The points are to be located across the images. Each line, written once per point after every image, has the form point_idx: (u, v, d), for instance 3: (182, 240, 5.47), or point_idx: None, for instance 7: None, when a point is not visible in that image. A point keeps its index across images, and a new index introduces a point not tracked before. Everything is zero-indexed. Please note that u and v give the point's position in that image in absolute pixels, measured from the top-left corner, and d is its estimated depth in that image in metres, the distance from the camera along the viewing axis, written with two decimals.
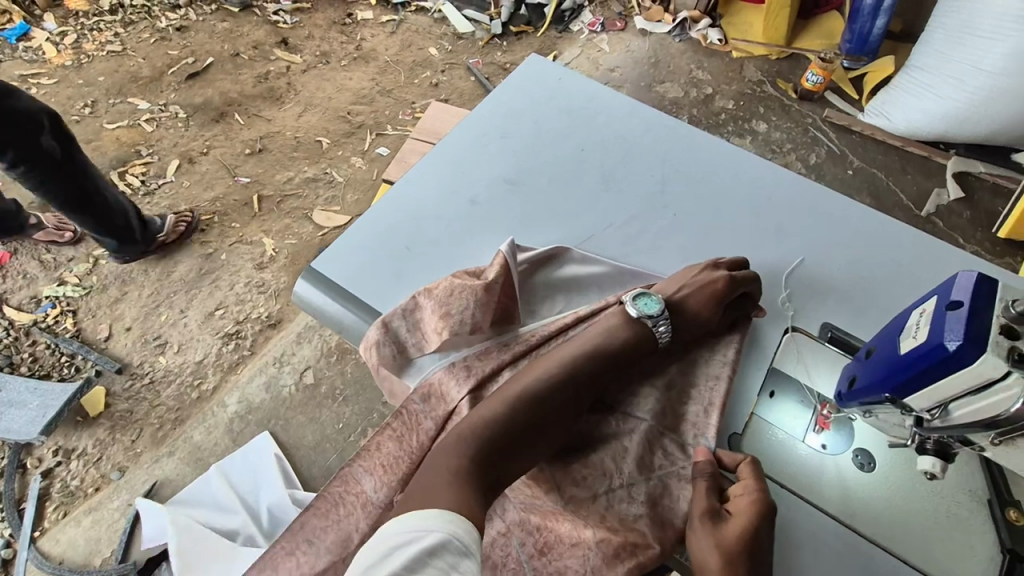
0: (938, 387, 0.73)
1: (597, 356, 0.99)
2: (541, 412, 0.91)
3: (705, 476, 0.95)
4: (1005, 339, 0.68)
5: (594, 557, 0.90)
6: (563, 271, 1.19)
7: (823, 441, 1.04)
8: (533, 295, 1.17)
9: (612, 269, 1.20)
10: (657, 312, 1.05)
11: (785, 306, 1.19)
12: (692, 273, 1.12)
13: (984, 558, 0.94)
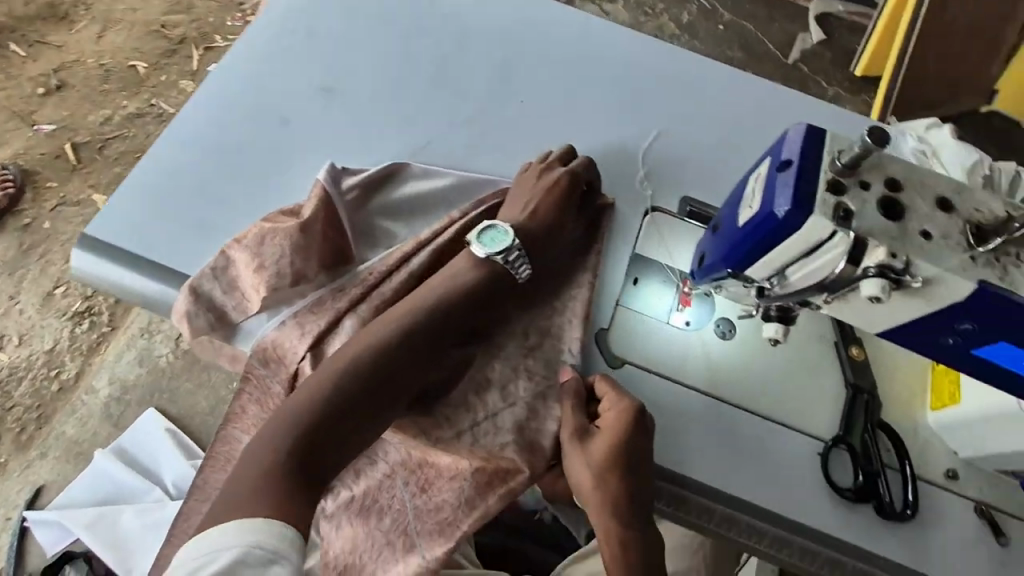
0: (774, 255, 0.69)
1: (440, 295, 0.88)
2: (375, 382, 0.82)
3: (572, 396, 0.92)
4: (831, 196, 0.63)
5: (469, 487, 0.90)
6: (404, 190, 1.03)
7: (687, 318, 1.04)
8: (370, 227, 1.01)
9: (461, 178, 1.05)
10: (502, 251, 0.92)
11: (645, 186, 1.13)
12: (531, 179, 1.02)
13: (832, 395, 1.01)
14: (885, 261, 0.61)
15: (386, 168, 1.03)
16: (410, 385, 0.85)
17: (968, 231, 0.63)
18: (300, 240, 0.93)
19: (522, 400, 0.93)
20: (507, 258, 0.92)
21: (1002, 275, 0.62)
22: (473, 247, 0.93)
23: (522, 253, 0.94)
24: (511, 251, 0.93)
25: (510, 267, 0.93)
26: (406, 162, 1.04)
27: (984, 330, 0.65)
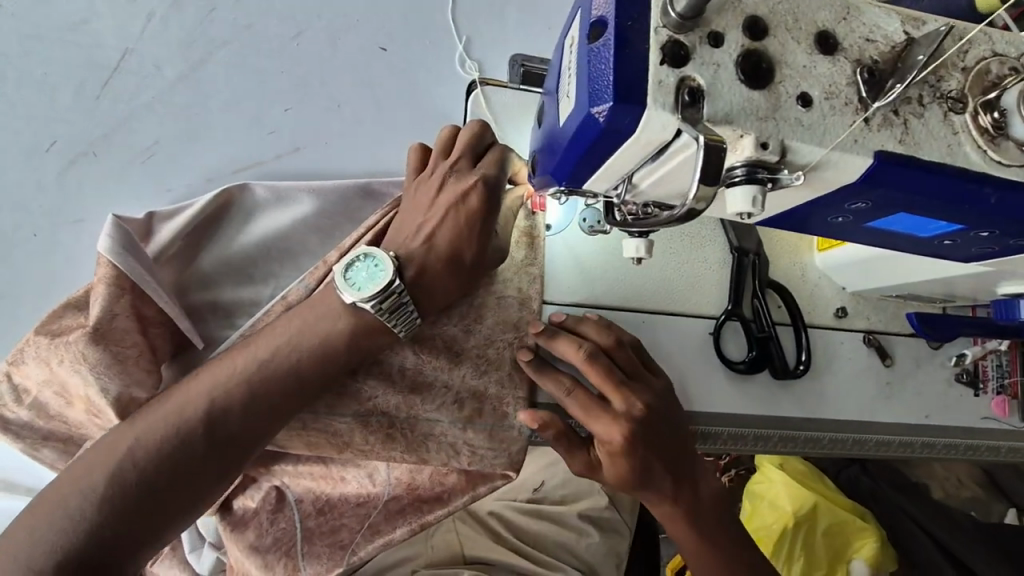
0: (612, 165, 0.48)
1: (297, 361, 0.66)
2: (184, 464, 0.62)
3: (627, 452, 0.71)
4: (671, 72, 0.41)
5: (379, 512, 0.81)
6: (252, 231, 0.77)
7: (546, 223, 0.84)
8: (211, 280, 0.77)
9: (332, 199, 0.79)
10: (373, 299, 0.64)
11: (460, 55, 0.86)
12: (435, 189, 0.68)
13: (716, 264, 0.90)
14: (757, 157, 0.42)
15: (214, 201, 0.74)
16: (258, 438, 0.66)
17: (860, 80, 0.44)
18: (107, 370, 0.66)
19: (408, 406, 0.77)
20: (382, 310, 0.65)
21: (903, 135, 0.45)
22: (337, 288, 0.65)
23: (407, 304, 0.66)
24: (390, 301, 0.65)
25: (392, 325, 0.67)
26: (247, 185, 0.76)
27: (878, 205, 0.50)
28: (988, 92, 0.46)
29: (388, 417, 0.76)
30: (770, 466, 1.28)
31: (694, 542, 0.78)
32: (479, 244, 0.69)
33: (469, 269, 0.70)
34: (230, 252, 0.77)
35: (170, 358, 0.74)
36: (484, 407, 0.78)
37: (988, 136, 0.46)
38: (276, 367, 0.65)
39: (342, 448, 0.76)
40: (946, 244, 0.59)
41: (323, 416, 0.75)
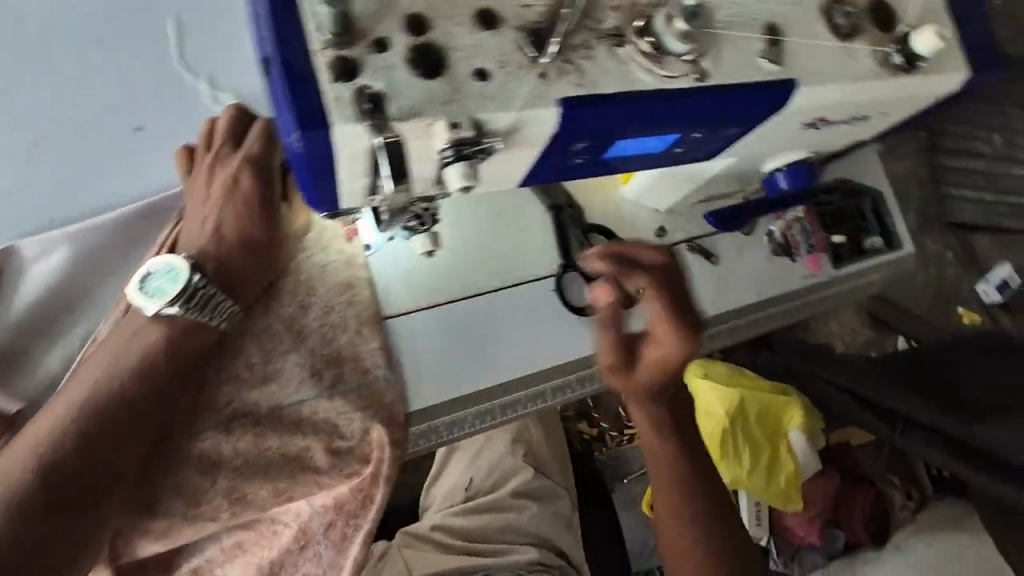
0: (350, 185, 0.49)
1: (120, 386, 0.69)
2: (38, 518, 0.65)
3: (619, 340, 0.73)
4: (346, 87, 0.43)
5: (327, 550, 0.84)
6: (28, 287, 0.75)
7: (365, 246, 0.85)
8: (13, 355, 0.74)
9: (108, 227, 0.77)
10: (177, 300, 0.68)
11: (206, 89, 0.80)
12: (206, 184, 0.73)
13: (538, 226, 0.96)
14: (455, 137, 0.46)
15: None
16: (108, 471, 0.68)
17: (525, 43, 0.49)
18: None
19: (279, 421, 0.78)
20: (190, 308, 0.69)
21: (579, 79, 0.50)
22: (138, 303, 0.69)
23: (215, 295, 0.71)
24: (195, 299, 0.69)
25: (206, 319, 0.71)
26: (11, 246, 0.73)
27: (595, 140, 0.55)
28: (638, 21, 0.52)
29: (252, 416, 0.77)
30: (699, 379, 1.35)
31: (681, 479, 0.82)
32: (268, 220, 0.74)
33: (268, 250, 0.75)
34: (20, 318, 0.74)
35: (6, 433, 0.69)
36: (344, 369, 0.81)
37: (653, 57, 0.52)
38: (100, 397, 0.68)
39: (216, 478, 0.76)
40: (680, 152, 0.66)
41: (183, 448, 0.74)
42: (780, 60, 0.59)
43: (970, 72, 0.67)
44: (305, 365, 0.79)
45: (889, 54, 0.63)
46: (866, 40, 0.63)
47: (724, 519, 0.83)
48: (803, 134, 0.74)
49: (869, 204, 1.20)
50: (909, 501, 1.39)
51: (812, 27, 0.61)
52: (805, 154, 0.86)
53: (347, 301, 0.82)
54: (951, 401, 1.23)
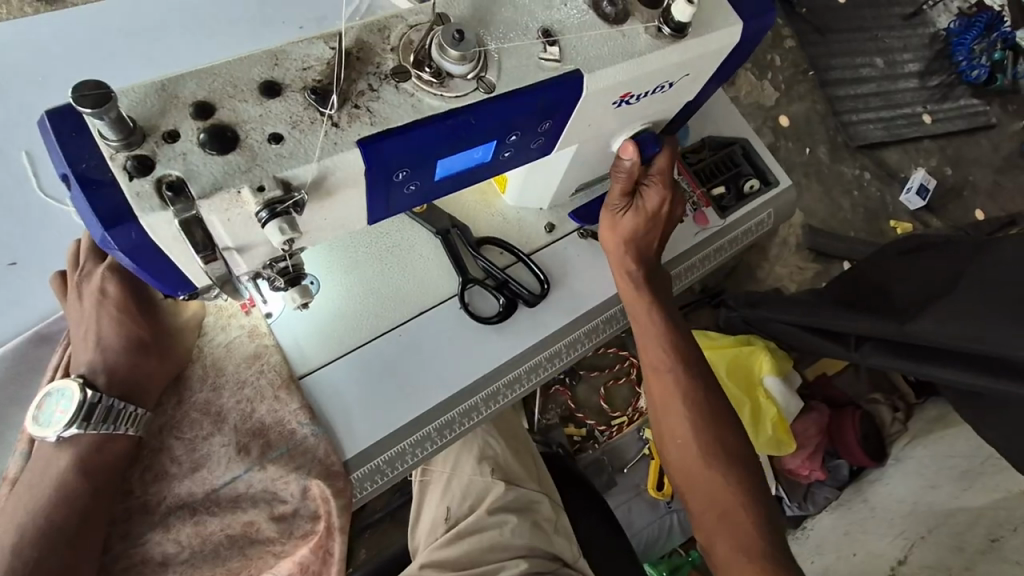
0: (183, 263, 0.53)
1: (46, 513, 0.72)
2: None
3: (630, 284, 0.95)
4: (144, 181, 0.48)
5: None
6: None
7: (265, 314, 0.87)
8: None
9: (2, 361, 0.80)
10: (79, 417, 0.71)
11: (77, 213, 0.85)
12: (76, 302, 0.77)
13: (429, 252, 0.98)
14: (263, 198, 0.51)
15: None
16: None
17: (311, 101, 0.54)
18: None
19: (218, 505, 0.80)
20: (92, 423, 0.72)
21: (372, 119, 0.56)
22: (39, 435, 0.70)
23: (117, 404, 0.74)
24: (98, 411, 0.72)
25: (121, 429, 0.75)
26: None
27: (415, 165, 0.61)
28: (414, 55, 0.58)
29: (189, 505, 0.79)
30: None
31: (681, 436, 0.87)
32: (148, 317, 0.79)
33: (156, 345, 0.79)
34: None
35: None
36: (269, 437, 0.82)
37: (436, 83, 0.59)
38: (31, 529, 0.71)
39: (167, 573, 0.79)
40: (509, 157, 0.72)
41: (126, 553, 0.77)
42: (561, 54, 0.66)
43: (741, 23, 0.76)
44: (231, 443, 0.81)
45: (659, 27, 0.71)
46: (637, 19, 0.70)
47: (701, 412, 0.88)
48: (624, 112, 0.79)
49: (741, 152, 1.27)
50: (897, 413, 1.50)
51: (584, 21, 0.68)
52: (646, 125, 0.87)
53: (260, 368, 0.84)
54: (886, 304, 1.24)
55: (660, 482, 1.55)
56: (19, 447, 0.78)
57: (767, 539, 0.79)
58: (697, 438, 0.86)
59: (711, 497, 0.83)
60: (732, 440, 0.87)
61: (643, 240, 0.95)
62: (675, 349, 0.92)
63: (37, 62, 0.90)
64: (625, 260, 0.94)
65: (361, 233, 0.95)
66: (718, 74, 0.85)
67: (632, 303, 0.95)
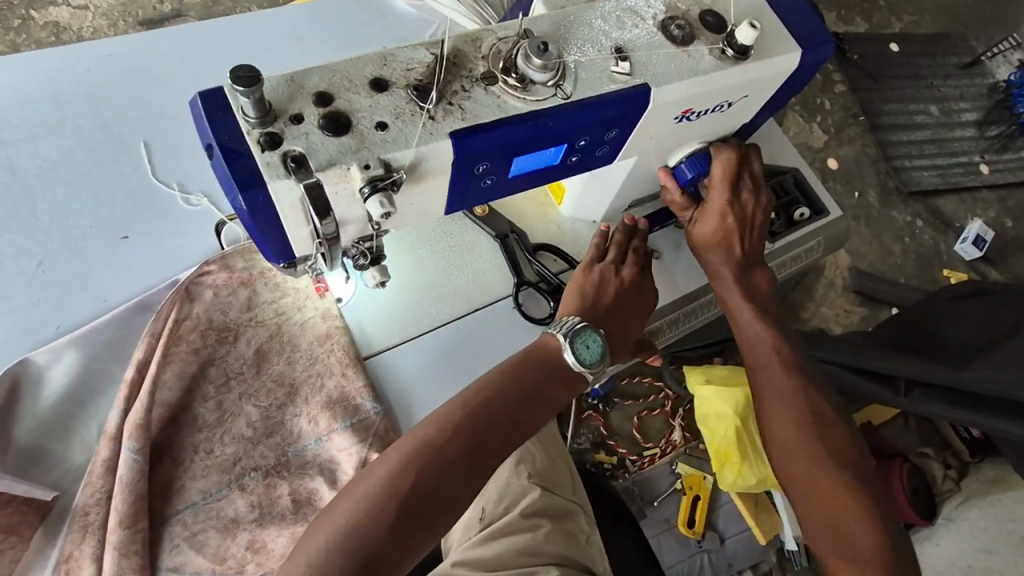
0: (293, 228, 0.60)
1: (136, 458, 0.77)
2: None
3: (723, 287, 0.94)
4: (273, 154, 0.56)
5: None
6: (49, 392, 0.81)
7: (337, 299, 0.94)
8: (34, 457, 0.79)
9: (110, 324, 0.85)
10: None
11: (181, 197, 0.96)
12: None
13: (488, 253, 1.04)
14: (368, 176, 0.58)
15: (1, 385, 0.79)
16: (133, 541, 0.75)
17: (412, 96, 0.62)
18: None
19: (285, 471, 0.84)
20: None
21: (463, 114, 0.63)
22: None
23: None
24: None
25: None
26: (25, 358, 0.81)
27: (495, 159, 0.67)
28: (502, 63, 0.66)
29: (262, 468, 0.84)
30: (700, 384, 1.46)
31: (789, 439, 0.86)
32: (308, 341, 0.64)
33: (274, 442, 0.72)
34: (39, 420, 0.80)
35: (34, 529, 0.75)
36: (336, 410, 0.88)
37: (520, 88, 0.66)
38: (124, 470, 0.77)
39: (236, 533, 0.81)
40: (576, 161, 0.78)
41: (200, 509, 0.81)
42: (631, 70, 0.72)
43: (801, 51, 0.81)
44: (304, 416, 0.87)
45: (722, 49, 0.77)
46: (702, 42, 0.77)
47: (807, 415, 0.87)
48: (684, 128, 0.85)
49: (792, 180, 1.30)
50: (948, 470, 1.46)
51: (653, 42, 0.75)
52: (702, 143, 0.92)
53: (330, 347, 0.91)
54: (935, 346, 1.24)
55: (692, 518, 1.52)
56: (114, 407, 0.81)
57: (880, 546, 0.80)
58: (806, 443, 0.85)
59: (822, 497, 0.83)
60: (839, 439, 0.86)
61: (727, 243, 0.93)
62: (776, 350, 0.90)
63: (158, 66, 1.02)
64: (710, 266, 0.95)
65: (426, 232, 1.03)
66: (774, 100, 0.90)
67: (727, 307, 0.94)
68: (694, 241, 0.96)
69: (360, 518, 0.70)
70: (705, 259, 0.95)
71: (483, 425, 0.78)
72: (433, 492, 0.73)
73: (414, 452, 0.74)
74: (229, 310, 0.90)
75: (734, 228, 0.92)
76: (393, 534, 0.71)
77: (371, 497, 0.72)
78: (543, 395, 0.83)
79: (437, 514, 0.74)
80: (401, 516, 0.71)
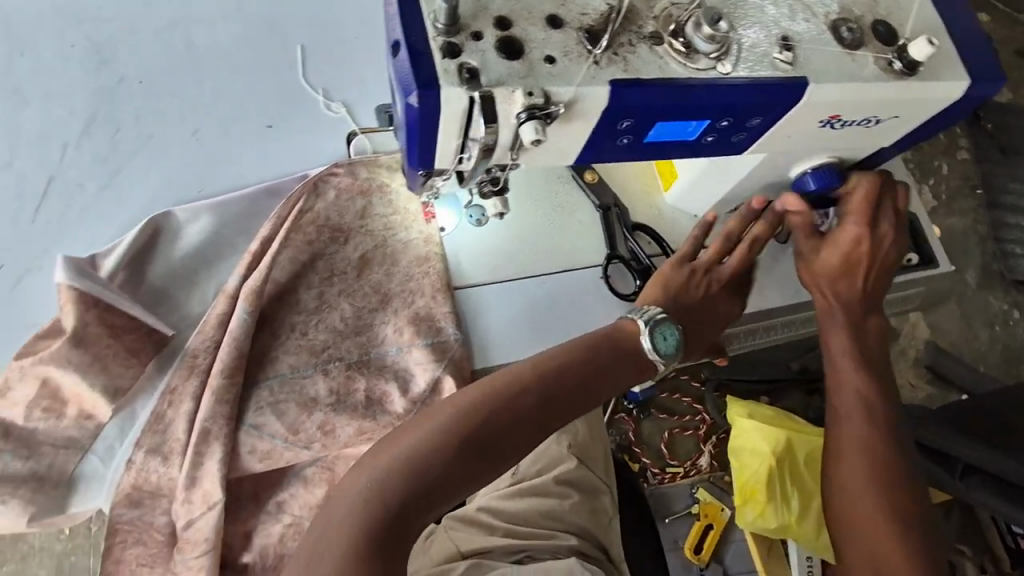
0: (445, 136, 0.64)
1: (246, 320, 0.85)
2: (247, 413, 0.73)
3: (833, 313, 0.94)
4: (451, 62, 0.60)
5: None
6: (184, 246, 0.89)
7: (440, 228, 0.99)
8: (161, 298, 0.88)
9: (247, 199, 0.93)
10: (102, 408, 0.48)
11: (324, 103, 1.03)
12: None
13: (588, 220, 1.06)
14: (528, 102, 0.61)
15: (145, 229, 0.87)
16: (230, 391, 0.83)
17: (582, 39, 0.65)
18: (96, 369, 0.80)
19: (365, 369, 0.90)
20: None
21: (625, 66, 0.65)
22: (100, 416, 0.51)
23: None
24: None
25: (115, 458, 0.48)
26: (169, 211, 0.89)
27: (639, 118, 0.69)
28: (672, 26, 0.68)
29: (345, 361, 0.90)
30: (741, 416, 1.40)
31: (856, 480, 0.84)
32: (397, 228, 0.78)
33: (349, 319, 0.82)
34: (170, 267, 0.89)
35: (150, 359, 0.84)
36: (420, 327, 0.93)
37: (683, 54, 0.67)
38: (235, 328, 0.85)
39: (311, 412, 0.87)
40: (711, 142, 0.78)
41: (285, 382, 0.88)
42: (793, 61, 0.72)
43: (969, 81, 0.78)
44: (391, 325, 0.93)
45: (890, 61, 0.75)
46: (870, 49, 0.75)
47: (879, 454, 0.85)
48: (825, 135, 0.84)
49: (904, 226, 1.24)
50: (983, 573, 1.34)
51: (821, 38, 0.74)
52: (832, 158, 0.91)
53: (426, 270, 0.96)
54: None
55: (700, 545, 1.47)
56: (235, 272, 0.89)
57: None
58: (868, 481, 0.84)
59: (877, 544, 0.80)
60: (904, 495, 0.83)
61: (847, 278, 0.95)
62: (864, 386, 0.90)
63: None
64: (823, 292, 0.95)
65: (534, 186, 1.06)
66: (920, 130, 0.87)
67: (829, 329, 0.94)
68: (808, 272, 0.97)
69: (430, 449, 0.73)
70: (816, 285, 0.96)
71: (555, 386, 0.81)
72: (501, 440, 0.76)
73: (489, 396, 0.77)
74: (345, 213, 0.96)
75: (860, 263, 0.94)
76: (447, 480, 0.73)
77: (443, 429, 0.74)
78: (615, 371, 0.85)
79: (495, 459, 0.77)
80: (470, 453, 0.74)
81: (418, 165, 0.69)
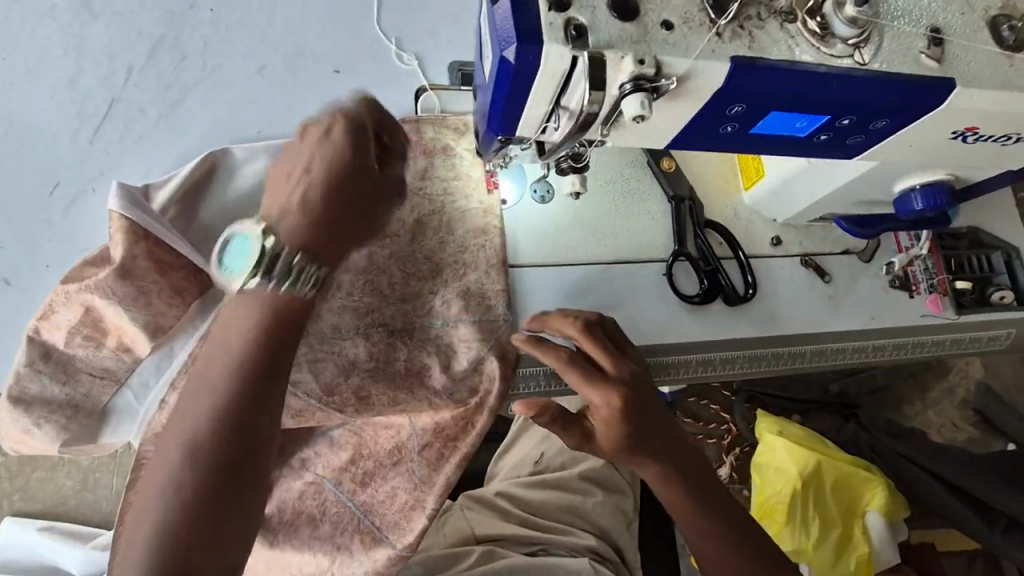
0: (536, 99, 0.57)
1: None
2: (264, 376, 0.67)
3: None
4: (558, 15, 0.53)
5: (419, 467, 0.89)
6: (239, 186, 0.86)
7: (502, 200, 0.94)
8: (210, 238, 0.85)
9: None
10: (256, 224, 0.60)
11: (396, 53, 0.96)
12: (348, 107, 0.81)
13: (658, 211, 0.99)
14: (637, 71, 0.54)
15: (202, 164, 0.83)
16: None
17: (707, 5, 0.57)
18: (139, 303, 0.77)
19: (408, 338, 0.86)
20: None
21: (751, 43, 0.57)
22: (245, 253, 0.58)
23: None
24: None
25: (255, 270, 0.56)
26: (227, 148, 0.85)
27: (752, 105, 0.61)
28: (810, 3, 0.59)
29: (388, 327, 0.86)
30: (772, 433, 1.28)
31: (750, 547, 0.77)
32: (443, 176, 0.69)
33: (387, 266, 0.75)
34: (223, 206, 0.85)
35: (194, 299, 0.81)
36: (470, 302, 0.88)
37: (818, 36, 0.59)
38: None
39: (349, 375, 0.84)
40: (823, 141, 0.69)
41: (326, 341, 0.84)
42: (941, 58, 0.63)
43: None
44: (439, 295, 0.88)
45: None
46: None
47: None
48: (952, 148, 0.74)
49: (1001, 259, 1.09)
50: None
51: (978, 35, 0.64)
52: (945, 175, 0.82)
53: (483, 243, 0.90)
54: None
55: None
56: None
57: None
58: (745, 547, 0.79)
59: None
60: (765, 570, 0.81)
61: None
62: None
63: None
64: None
65: (604, 168, 0.99)
66: None
67: None
68: None
69: None
70: None
71: None
72: None
73: None
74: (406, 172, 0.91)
75: None
76: None
77: None
78: None
79: None
80: None
81: (495, 130, 0.62)
